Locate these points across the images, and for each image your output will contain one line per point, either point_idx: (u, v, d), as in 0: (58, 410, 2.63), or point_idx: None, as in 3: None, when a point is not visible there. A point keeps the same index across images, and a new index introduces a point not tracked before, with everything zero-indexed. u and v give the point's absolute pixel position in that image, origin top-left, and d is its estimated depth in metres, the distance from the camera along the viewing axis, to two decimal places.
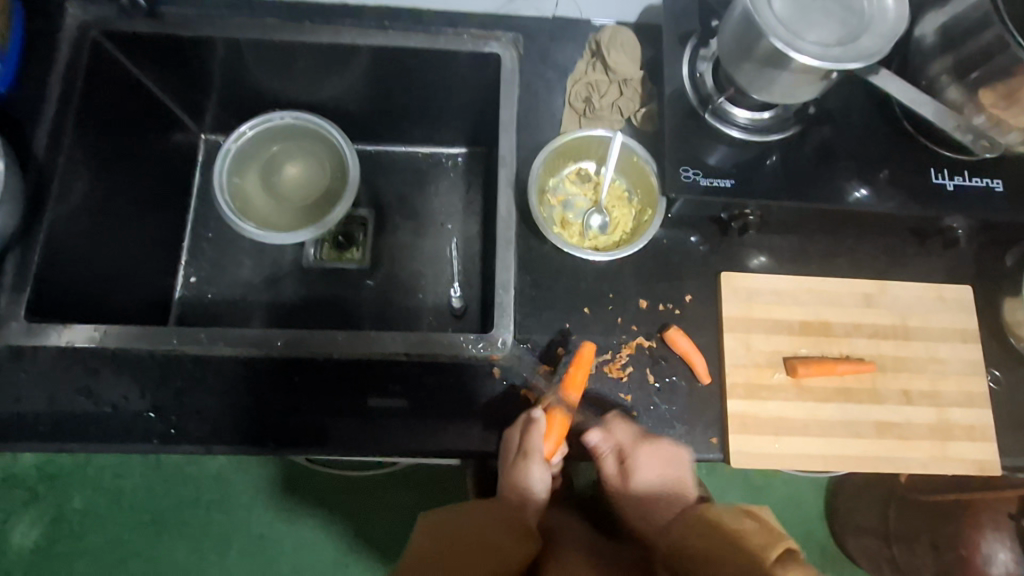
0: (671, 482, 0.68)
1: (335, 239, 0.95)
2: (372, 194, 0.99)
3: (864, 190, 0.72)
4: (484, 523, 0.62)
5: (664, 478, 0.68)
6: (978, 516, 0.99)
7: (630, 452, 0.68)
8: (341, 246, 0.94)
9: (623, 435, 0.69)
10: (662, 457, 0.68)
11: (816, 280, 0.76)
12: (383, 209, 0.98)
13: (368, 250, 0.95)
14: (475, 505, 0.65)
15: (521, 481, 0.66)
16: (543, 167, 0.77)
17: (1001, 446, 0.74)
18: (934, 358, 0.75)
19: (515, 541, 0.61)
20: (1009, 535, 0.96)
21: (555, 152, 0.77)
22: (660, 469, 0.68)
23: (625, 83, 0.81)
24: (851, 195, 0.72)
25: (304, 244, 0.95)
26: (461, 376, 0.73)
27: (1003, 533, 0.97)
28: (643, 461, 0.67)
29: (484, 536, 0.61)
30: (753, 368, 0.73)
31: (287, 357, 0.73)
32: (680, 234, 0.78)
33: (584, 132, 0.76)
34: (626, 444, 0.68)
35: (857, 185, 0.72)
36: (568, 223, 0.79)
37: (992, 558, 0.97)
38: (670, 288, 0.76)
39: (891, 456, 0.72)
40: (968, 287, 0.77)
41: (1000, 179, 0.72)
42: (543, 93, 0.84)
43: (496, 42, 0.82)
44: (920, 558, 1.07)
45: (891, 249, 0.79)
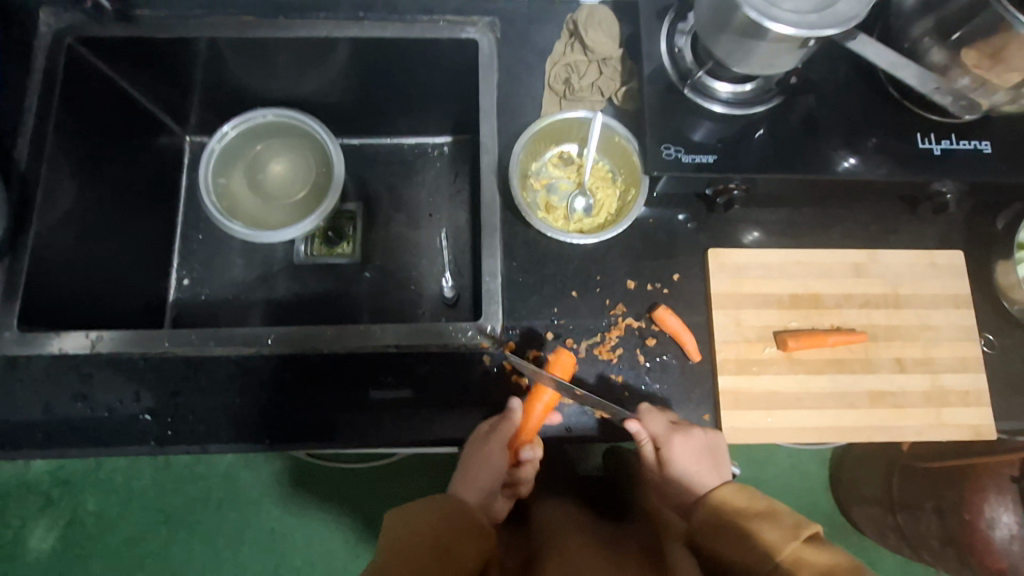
0: (710, 468, 0.65)
1: (324, 234, 0.96)
2: (361, 188, 1.00)
3: (852, 159, 0.71)
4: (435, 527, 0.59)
5: (698, 468, 0.65)
6: (983, 481, 1.03)
7: (665, 441, 0.66)
8: (330, 242, 0.96)
9: (657, 425, 0.67)
10: (698, 445, 0.66)
11: (805, 253, 0.75)
12: (372, 203, 0.99)
13: (358, 245, 0.96)
14: (421, 505, 0.62)
15: (475, 477, 0.65)
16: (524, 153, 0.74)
17: (995, 410, 0.73)
18: (926, 325, 0.74)
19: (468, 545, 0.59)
20: (1012, 499, 1.00)
21: (537, 134, 0.74)
22: (694, 457, 0.65)
23: (604, 62, 0.79)
24: (840, 164, 0.71)
25: (295, 241, 0.96)
26: (452, 365, 0.73)
27: (1006, 497, 1.01)
28: (678, 452, 0.65)
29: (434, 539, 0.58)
30: (743, 344, 0.73)
31: (274, 355, 0.74)
32: (667, 213, 0.77)
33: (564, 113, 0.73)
34: (661, 434, 0.66)
35: (845, 154, 0.71)
36: (552, 207, 0.76)
37: (996, 521, 1.01)
38: (659, 267, 0.75)
39: (884, 425, 0.72)
40: (959, 252, 0.76)
41: (989, 141, 0.71)
42: (522, 74, 0.82)
43: (473, 27, 0.81)
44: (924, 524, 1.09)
45: (880, 218, 0.79)
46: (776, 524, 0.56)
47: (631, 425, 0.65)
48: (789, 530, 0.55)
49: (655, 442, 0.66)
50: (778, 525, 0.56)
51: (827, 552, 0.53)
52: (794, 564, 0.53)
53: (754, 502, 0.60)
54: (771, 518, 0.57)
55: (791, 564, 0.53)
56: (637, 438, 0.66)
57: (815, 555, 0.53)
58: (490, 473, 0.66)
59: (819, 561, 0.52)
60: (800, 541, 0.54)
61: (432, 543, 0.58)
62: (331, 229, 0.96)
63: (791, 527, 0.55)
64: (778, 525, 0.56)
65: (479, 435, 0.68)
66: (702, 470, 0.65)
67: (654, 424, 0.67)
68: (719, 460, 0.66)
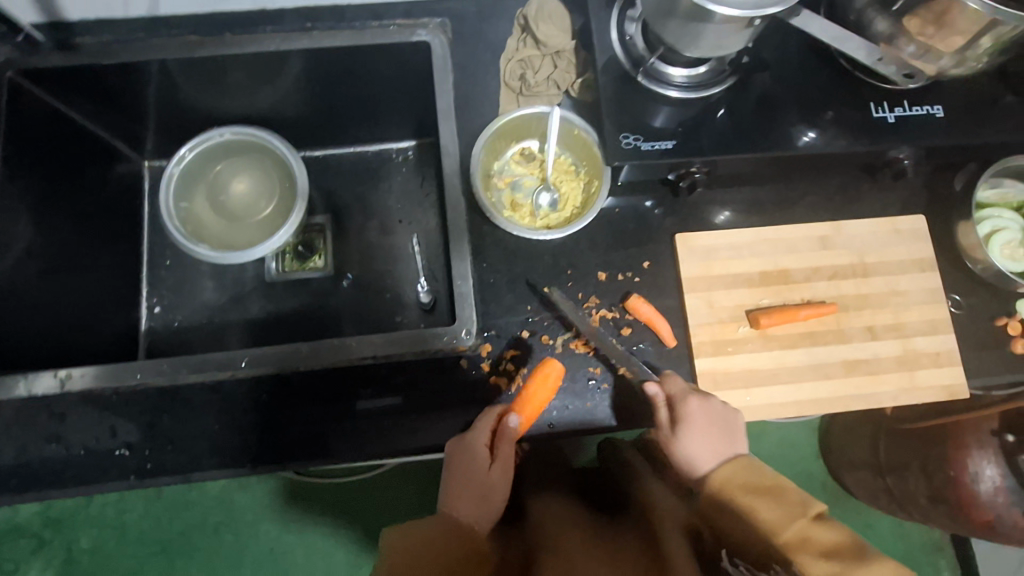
0: (721, 436, 0.65)
1: (295, 249, 0.95)
2: (329, 202, 0.99)
3: (811, 133, 0.72)
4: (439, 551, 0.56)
5: (712, 437, 0.65)
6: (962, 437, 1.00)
7: (683, 400, 0.68)
8: (302, 256, 0.95)
9: (676, 386, 0.70)
10: (713, 412, 0.67)
11: (772, 230, 0.76)
12: (340, 214, 0.98)
13: (330, 257, 0.95)
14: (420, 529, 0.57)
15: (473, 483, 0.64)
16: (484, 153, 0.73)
17: (966, 369, 0.75)
18: (895, 291, 0.75)
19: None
20: (995, 451, 0.98)
21: (496, 133, 0.74)
22: (707, 423, 0.66)
23: (558, 55, 0.78)
24: (800, 139, 0.72)
25: (265, 259, 0.95)
26: (430, 371, 0.73)
27: (988, 450, 0.98)
28: (696, 411, 0.67)
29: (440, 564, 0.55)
30: (717, 326, 0.73)
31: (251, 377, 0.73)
32: (633, 202, 0.77)
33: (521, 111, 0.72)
34: (680, 394, 0.68)
35: (804, 129, 0.72)
36: (517, 206, 0.75)
37: (980, 476, 0.99)
38: (629, 256, 0.76)
39: (860, 393, 0.73)
40: (922, 216, 0.77)
41: (940, 105, 0.72)
42: (478, 73, 0.81)
43: (424, 29, 0.80)
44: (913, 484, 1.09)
45: (843, 189, 0.80)
46: (783, 501, 0.56)
47: (651, 384, 0.68)
48: (797, 508, 0.56)
49: (673, 400, 0.68)
50: (785, 503, 0.56)
51: (833, 529, 0.54)
52: (799, 543, 0.54)
53: (760, 477, 0.60)
54: (778, 494, 0.57)
55: (798, 542, 0.54)
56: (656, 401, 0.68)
57: (819, 532, 0.54)
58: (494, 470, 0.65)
59: (827, 538, 0.54)
60: (808, 519, 0.55)
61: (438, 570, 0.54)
62: (301, 243, 0.95)
63: (798, 505, 0.56)
64: (787, 501, 0.57)
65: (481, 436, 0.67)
66: (709, 445, 0.64)
67: (671, 386, 0.70)
68: (732, 434, 0.65)
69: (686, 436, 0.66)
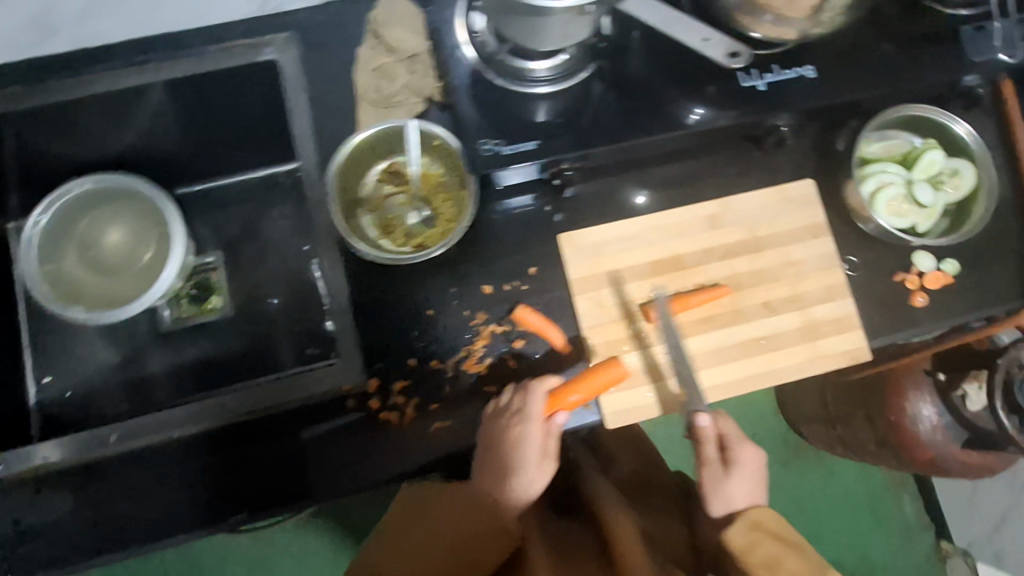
0: (755, 484, 0.69)
1: (190, 293, 0.93)
2: (221, 237, 0.95)
3: (701, 109, 0.68)
4: (469, 524, 0.62)
5: (751, 482, 0.68)
6: (901, 383, 1.04)
7: (733, 443, 0.69)
8: (199, 299, 0.93)
9: (728, 428, 0.70)
10: (753, 464, 0.69)
11: (660, 215, 0.72)
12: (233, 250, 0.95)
13: (227, 299, 0.92)
14: (455, 491, 0.64)
15: (508, 473, 0.64)
16: (341, 181, 0.69)
17: (866, 331, 0.74)
18: (788, 262, 0.73)
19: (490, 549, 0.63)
20: (930, 391, 1.02)
21: (350, 157, 0.69)
22: (755, 474, 0.68)
23: (413, 59, 0.73)
24: (689, 117, 0.68)
25: (157, 308, 0.91)
26: (315, 416, 0.69)
27: (923, 391, 1.02)
28: (746, 456, 0.69)
29: (456, 547, 0.62)
30: (610, 325, 0.71)
31: (116, 453, 0.67)
32: (512, 206, 0.74)
33: (368, 130, 0.67)
34: (732, 437, 0.70)
35: (693, 106, 0.68)
36: (388, 230, 0.71)
37: (919, 416, 1.02)
38: (513, 264, 0.73)
39: (763, 371, 0.72)
40: (811, 180, 0.75)
41: (810, 65, 0.70)
42: (335, 87, 0.74)
43: (270, 47, 0.74)
44: (861, 433, 1.12)
45: (729, 162, 0.77)
46: (801, 556, 0.61)
47: (703, 415, 0.66)
48: (811, 564, 0.60)
49: (728, 441, 0.70)
50: (803, 557, 0.60)
51: None
52: None
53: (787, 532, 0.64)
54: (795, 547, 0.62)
55: None
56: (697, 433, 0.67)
57: None
58: (525, 469, 0.65)
59: None
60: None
61: (448, 544, 0.62)
62: (195, 286, 0.93)
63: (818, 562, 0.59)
64: (807, 555, 0.61)
65: (539, 414, 0.65)
66: (743, 487, 0.68)
67: (725, 426, 0.70)
68: (759, 485, 0.69)
69: (733, 479, 0.68)
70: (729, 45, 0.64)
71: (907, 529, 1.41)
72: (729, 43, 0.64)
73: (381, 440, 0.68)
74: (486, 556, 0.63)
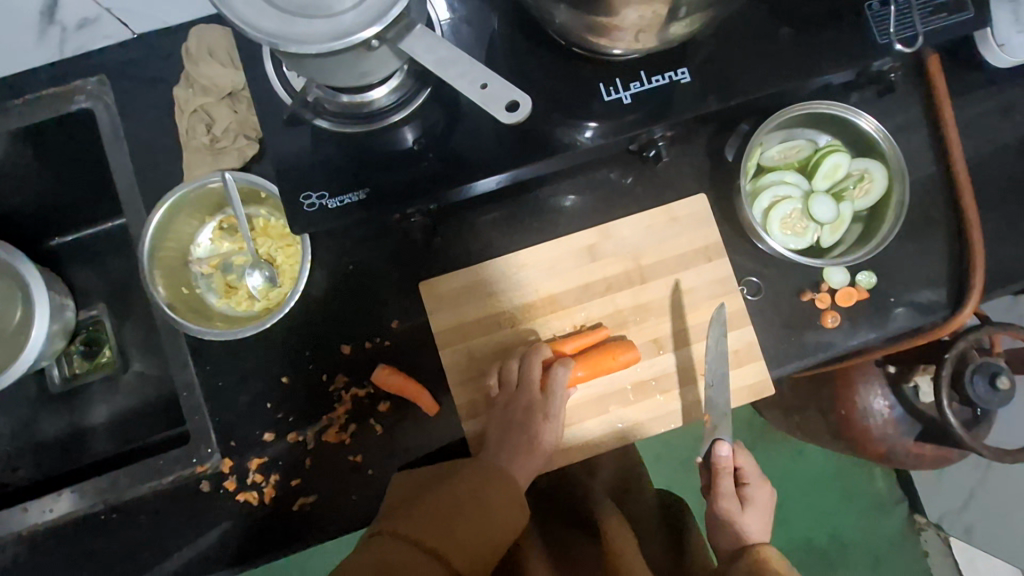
0: (764, 519, 0.64)
1: (79, 348, 0.88)
2: (102, 291, 0.89)
3: (592, 130, 0.60)
4: (493, 496, 0.55)
5: (763, 519, 0.63)
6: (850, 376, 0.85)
7: (749, 478, 0.65)
8: (90, 354, 0.88)
9: (746, 462, 0.66)
10: (760, 498, 0.65)
11: (527, 254, 0.65)
12: (116, 301, 0.89)
13: (117, 351, 0.88)
14: (470, 467, 0.57)
15: (530, 444, 0.60)
16: (161, 252, 0.62)
17: (770, 359, 0.67)
18: (677, 292, 0.66)
19: (507, 518, 0.55)
20: (881, 381, 0.84)
21: (166, 224, 0.62)
22: (764, 507, 0.64)
23: (233, 96, 0.66)
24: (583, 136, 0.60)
25: (45, 368, 0.87)
26: (171, 501, 0.64)
27: (873, 383, 0.84)
28: (759, 492, 0.65)
29: (485, 517, 0.54)
30: (482, 378, 0.65)
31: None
32: (369, 255, 0.67)
33: (178, 192, 0.60)
34: (747, 472, 0.66)
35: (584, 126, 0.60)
36: (230, 293, 0.66)
37: (870, 409, 0.85)
38: (373, 320, 0.66)
39: (654, 415, 0.65)
40: (701, 196, 0.67)
41: (686, 68, 0.60)
42: (165, 136, 0.68)
43: (81, 95, 0.67)
44: (816, 425, 0.94)
45: (613, 180, 0.69)
46: None
47: (724, 445, 0.61)
48: None
49: (744, 477, 0.65)
50: None
51: None
52: None
53: None
54: None
55: None
56: (722, 465, 0.61)
57: None
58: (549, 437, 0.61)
59: None
60: None
61: (478, 515, 0.54)
62: (83, 341, 0.88)
63: None
64: None
65: (558, 386, 0.62)
66: (757, 522, 0.63)
67: (742, 460, 0.65)
68: (768, 518, 0.64)
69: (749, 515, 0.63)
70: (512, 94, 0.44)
71: (883, 507, 1.18)
72: (511, 90, 0.43)
73: (241, 524, 0.63)
74: (500, 524, 0.55)
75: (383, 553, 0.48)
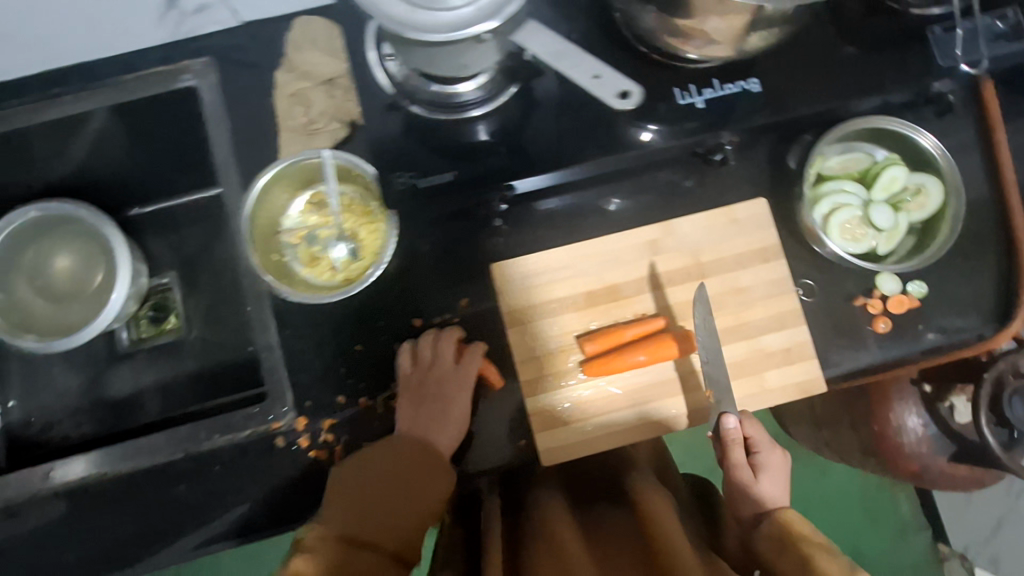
0: (783, 484, 0.63)
1: (146, 315, 0.92)
2: (175, 260, 0.92)
3: (652, 130, 0.64)
4: (389, 471, 0.62)
5: (781, 483, 0.63)
6: (886, 391, 0.85)
7: (760, 446, 0.66)
8: (157, 321, 0.92)
9: (756, 431, 0.67)
10: (776, 466, 0.65)
11: (592, 244, 0.69)
12: (187, 271, 0.92)
13: (184, 320, 0.91)
14: (383, 450, 0.63)
15: (578, 416, 0.68)
16: (258, 217, 0.66)
17: (820, 360, 0.70)
18: (734, 289, 0.69)
19: (434, 481, 0.62)
20: (914, 400, 0.85)
21: (265, 191, 0.66)
22: (780, 474, 0.64)
23: (331, 83, 0.70)
24: (639, 137, 0.65)
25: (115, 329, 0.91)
26: (245, 454, 0.68)
27: (908, 401, 0.84)
28: (774, 460, 0.65)
29: (407, 484, 0.61)
30: (544, 360, 0.68)
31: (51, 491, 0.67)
32: (443, 235, 0.70)
33: (280, 163, 0.65)
34: (757, 440, 0.66)
35: (644, 126, 0.64)
36: (314, 263, 0.70)
37: (904, 427, 0.84)
38: (444, 298, 0.70)
39: (707, 406, 0.68)
40: (762, 200, 0.70)
41: (757, 78, 0.64)
42: (258, 114, 0.72)
43: (188, 74, 0.70)
44: (849, 443, 0.91)
45: (677, 180, 0.72)
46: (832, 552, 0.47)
47: (731, 419, 0.63)
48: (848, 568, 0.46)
49: (753, 446, 0.66)
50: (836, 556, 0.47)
51: None
52: None
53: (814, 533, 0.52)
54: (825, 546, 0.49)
55: None
56: (732, 437, 0.63)
57: None
58: (594, 411, 0.68)
59: None
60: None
61: (392, 484, 0.61)
62: (151, 308, 0.92)
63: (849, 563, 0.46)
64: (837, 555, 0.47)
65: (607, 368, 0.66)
66: (776, 488, 0.62)
67: (750, 429, 0.67)
68: (785, 481, 0.63)
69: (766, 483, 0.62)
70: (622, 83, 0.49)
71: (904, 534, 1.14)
72: (621, 79, 0.49)
73: (310, 479, 0.67)
74: (434, 488, 0.62)
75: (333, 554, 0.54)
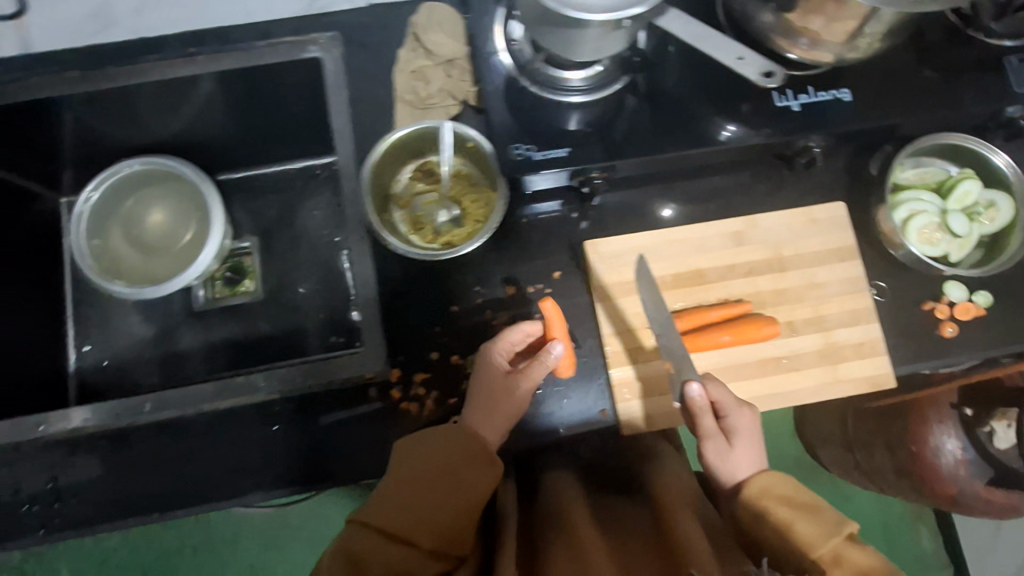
0: (755, 447, 0.60)
1: (223, 275, 0.89)
2: (255, 223, 0.92)
3: (732, 127, 0.69)
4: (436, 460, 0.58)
5: (755, 449, 0.60)
6: (923, 412, 0.80)
7: (728, 409, 0.61)
8: (231, 282, 0.89)
9: (719, 393, 0.62)
10: (743, 429, 0.61)
11: (680, 230, 0.73)
12: (269, 236, 0.92)
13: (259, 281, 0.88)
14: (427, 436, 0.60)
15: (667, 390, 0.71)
16: (376, 177, 0.71)
17: (890, 357, 0.73)
18: (812, 284, 0.73)
19: (476, 473, 0.57)
20: (954, 425, 0.79)
21: (386, 154, 0.71)
22: (750, 439, 0.60)
23: (449, 63, 0.78)
24: (721, 134, 0.69)
25: (191, 286, 0.89)
26: (338, 400, 0.70)
27: (948, 424, 0.79)
28: (745, 422, 0.61)
29: (447, 473, 0.57)
30: (630, 334, 0.72)
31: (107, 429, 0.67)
32: (539, 210, 0.75)
33: (405, 129, 0.70)
34: (721, 402, 0.62)
35: (724, 123, 0.69)
36: (418, 226, 0.74)
37: (940, 449, 0.79)
38: (536, 269, 0.74)
39: (783, 390, 0.71)
40: (840, 203, 0.75)
41: (848, 88, 0.69)
42: (375, 87, 0.78)
43: (314, 45, 0.72)
44: (882, 462, 0.85)
45: (759, 179, 0.77)
46: (812, 517, 0.48)
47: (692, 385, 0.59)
48: (828, 527, 0.47)
49: (720, 411, 0.61)
50: (815, 520, 0.48)
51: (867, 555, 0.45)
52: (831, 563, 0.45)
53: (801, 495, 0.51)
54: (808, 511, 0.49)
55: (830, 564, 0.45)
56: (698, 402, 0.59)
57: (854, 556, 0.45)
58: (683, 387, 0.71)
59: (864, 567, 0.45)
60: (838, 539, 0.46)
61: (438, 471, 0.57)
62: (229, 269, 0.90)
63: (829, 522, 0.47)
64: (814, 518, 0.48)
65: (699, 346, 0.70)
66: (751, 454, 0.59)
67: (715, 391, 0.62)
68: (757, 443, 0.60)
69: (739, 450, 0.59)
70: (764, 65, 0.56)
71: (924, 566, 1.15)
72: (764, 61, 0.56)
73: (399, 428, 0.70)
74: (472, 481, 0.57)
75: (355, 549, 0.52)
